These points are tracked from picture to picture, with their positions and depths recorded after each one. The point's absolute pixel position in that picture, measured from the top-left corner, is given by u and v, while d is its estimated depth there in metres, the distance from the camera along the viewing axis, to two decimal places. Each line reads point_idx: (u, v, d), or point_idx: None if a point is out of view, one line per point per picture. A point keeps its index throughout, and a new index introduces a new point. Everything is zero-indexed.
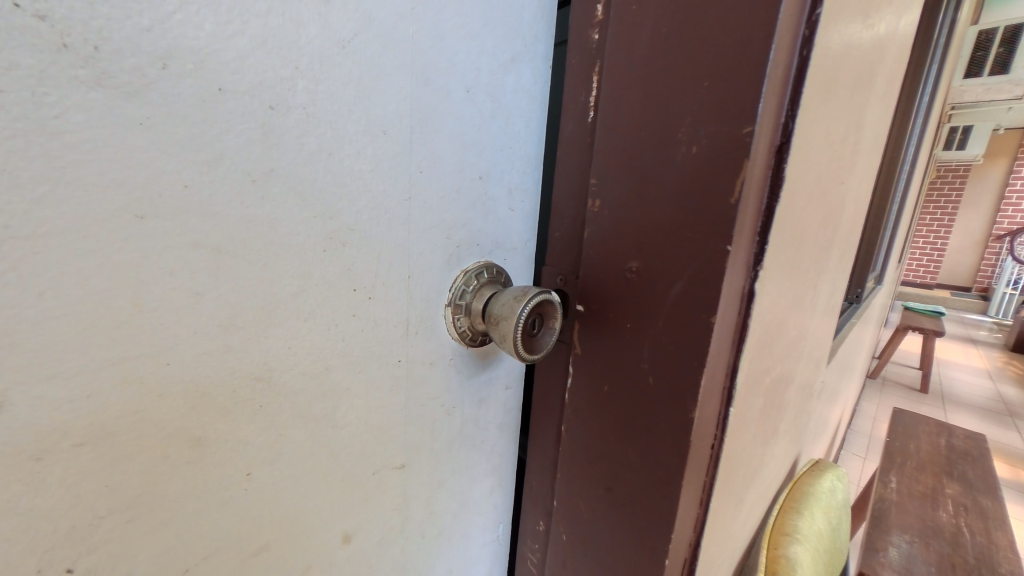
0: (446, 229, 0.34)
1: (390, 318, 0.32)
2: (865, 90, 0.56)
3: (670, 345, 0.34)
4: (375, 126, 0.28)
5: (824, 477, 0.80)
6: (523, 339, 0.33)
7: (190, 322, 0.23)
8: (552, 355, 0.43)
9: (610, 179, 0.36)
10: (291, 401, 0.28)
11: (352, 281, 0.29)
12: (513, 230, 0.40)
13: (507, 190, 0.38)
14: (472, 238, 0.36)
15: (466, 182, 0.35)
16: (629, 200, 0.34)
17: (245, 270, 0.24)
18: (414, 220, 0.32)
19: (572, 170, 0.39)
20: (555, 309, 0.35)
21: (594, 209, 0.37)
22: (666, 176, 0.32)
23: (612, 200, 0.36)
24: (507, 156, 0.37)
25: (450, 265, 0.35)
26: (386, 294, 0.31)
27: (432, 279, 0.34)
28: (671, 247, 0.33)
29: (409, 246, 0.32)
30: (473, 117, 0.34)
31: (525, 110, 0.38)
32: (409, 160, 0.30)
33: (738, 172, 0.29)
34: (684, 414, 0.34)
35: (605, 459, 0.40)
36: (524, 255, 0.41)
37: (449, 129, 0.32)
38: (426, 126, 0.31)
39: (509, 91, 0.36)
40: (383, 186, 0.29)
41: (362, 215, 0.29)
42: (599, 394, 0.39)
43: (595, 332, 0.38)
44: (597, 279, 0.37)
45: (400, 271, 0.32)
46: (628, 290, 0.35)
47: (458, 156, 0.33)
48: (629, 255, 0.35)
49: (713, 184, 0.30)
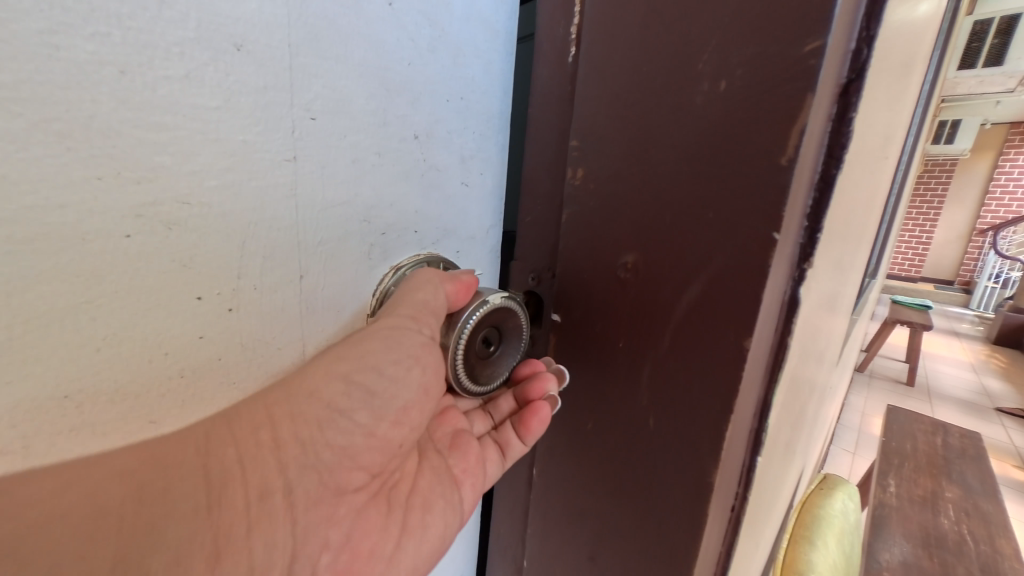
0: (364, 209, 0.25)
1: (278, 330, 0.23)
2: (916, 46, 0.46)
3: (682, 374, 0.23)
4: (224, 37, 0.18)
5: (835, 496, 0.71)
6: (483, 385, 0.28)
7: (121, 411, 0.18)
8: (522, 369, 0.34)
9: (600, 137, 0.25)
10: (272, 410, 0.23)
11: (193, 285, 0.19)
12: (465, 208, 0.31)
13: (460, 159, 0.29)
14: (404, 220, 0.27)
15: (392, 141, 0.25)
16: (624, 163, 0.24)
17: (199, 306, 0.20)
18: (306, 193, 0.22)
19: (545, 131, 0.29)
20: (478, 328, 0.27)
21: (574, 179, 0.27)
22: (674, 124, 0.22)
23: (599, 167, 0.26)
24: (457, 111, 0.28)
25: (375, 261, 0.27)
26: (260, 303, 0.22)
27: (345, 280, 0.25)
28: (681, 232, 0.22)
29: (303, 230, 0.22)
30: (402, 45, 0.24)
31: (480, 53, 0.29)
32: (287, 98, 0.20)
33: (800, 106, 0.18)
34: (698, 475, 0.23)
35: (589, 516, 0.30)
36: (482, 242, 0.33)
37: (358, 62, 0.23)
38: (315, 51, 0.21)
39: (450, 18, 0.26)
40: (246, 137, 0.19)
41: (209, 318, 0.20)
42: (581, 431, 0.29)
43: (571, 345, 0.29)
44: (582, 278, 0.28)
45: (291, 265, 0.22)
46: (625, 292, 0.25)
47: (374, 106, 0.24)
48: (623, 244, 0.25)
49: (752, 132, 0.20)
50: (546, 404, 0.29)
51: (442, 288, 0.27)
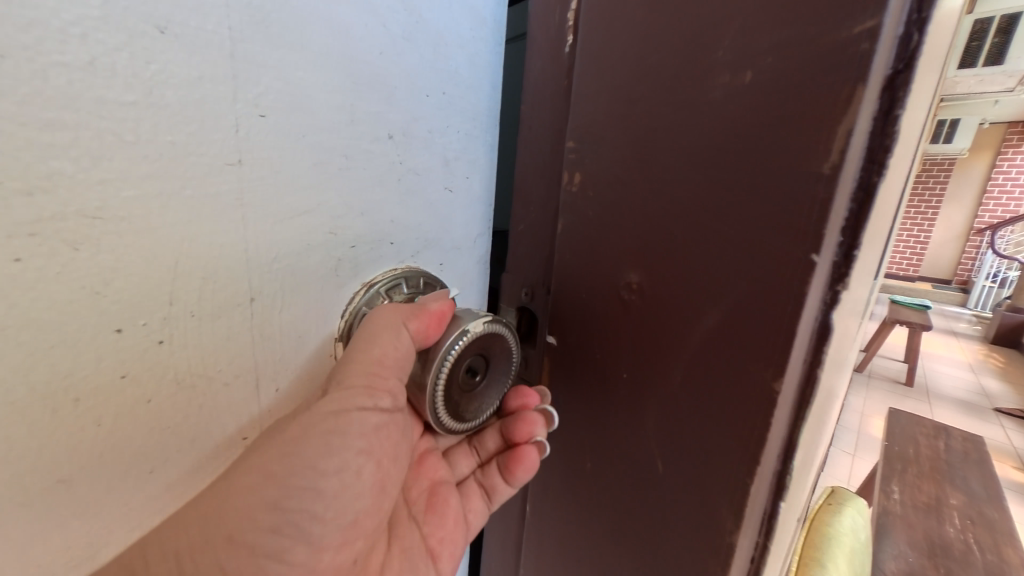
0: (329, 220, 0.23)
1: (226, 359, 0.21)
2: None
3: (696, 415, 0.20)
4: (152, 20, 0.16)
5: (844, 512, 0.68)
6: (472, 420, 0.25)
7: (24, 463, 0.16)
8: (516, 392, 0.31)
9: (600, 136, 0.23)
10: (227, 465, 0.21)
11: (127, 309, 0.18)
12: (442, 216, 0.29)
13: (443, 161, 0.28)
14: (374, 230, 0.26)
15: (363, 141, 0.23)
16: (625, 166, 0.21)
17: (119, 340, 0.18)
18: (255, 204, 0.20)
19: (540, 130, 0.27)
20: (460, 363, 0.24)
21: (569, 185, 0.24)
22: (683, 121, 0.19)
23: (599, 172, 0.23)
24: (435, 109, 0.26)
25: (343, 278, 0.25)
26: (210, 324, 0.20)
27: (307, 299, 0.24)
28: (694, 249, 0.19)
29: (253, 246, 0.21)
30: (371, 33, 0.22)
31: (466, 49, 0.27)
32: (230, 94, 0.18)
33: (846, 101, 0.15)
34: (715, 533, 0.20)
35: (588, 562, 0.27)
36: (462, 249, 0.31)
37: (319, 53, 0.21)
38: (266, 42, 0.19)
39: (427, 11, 0.24)
40: (180, 138, 0.17)
41: (135, 352, 0.18)
42: (579, 467, 0.26)
43: (569, 371, 0.26)
44: (579, 298, 0.25)
45: (240, 287, 0.21)
46: (627, 317, 0.22)
47: (338, 104, 0.22)
48: (625, 260, 0.22)
49: (779, 132, 0.16)
50: (532, 448, 0.27)
51: (405, 328, 0.23)
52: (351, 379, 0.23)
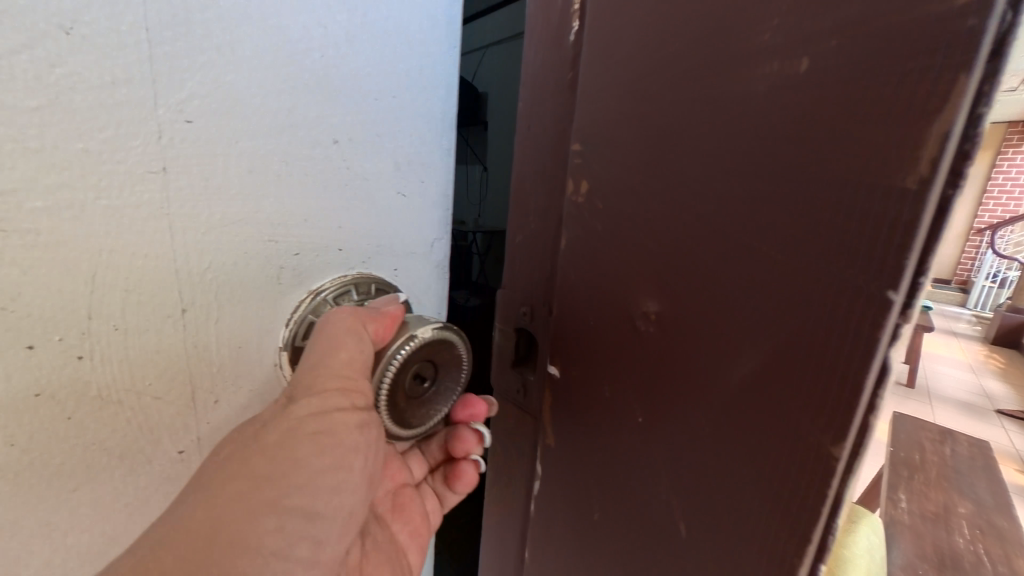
0: (267, 227, 0.23)
1: (155, 371, 0.21)
2: None
3: (726, 473, 0.17)
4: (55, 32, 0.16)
5: (858, 530, 0.66)
6: (418, 424, 0.26)
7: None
8: (513, 421, 0.28)
9: (605, 138, 0.20)
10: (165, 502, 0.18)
11: (45, 319, 0.18)
12: (397, 222, 0.28)
13: (394, 162, 0.27)
14: (321, 237, 0.25)
15: (300, 145, 0.23)
16: (636, 173, 0.19)
17: (32, 358, 0.18)
18: (182, 214, 0.20)
19: (538, 128, 0.24)
20: (406, 369, 0.24)
21: (576, 194, 0.21)
22: (704, 119, 0.16)
23: (610, 179, 0.20)
24: (381, 111, 0.26)
25: (287, 287, 0.25)
26: (135, 333, 0.20)
27: (246, 309, 0.23)
28: (728, 277, 0.16)
29: (181, 256, 0.21)
30: (305, 35, 0.22)
31: (424, 53, 0.27)
32: (148, 107, 0.19)
33: (942, 96, 0.11)
34: None
35: None
36: (424, 256, 0.30)
37: (249, 58, 0.21)
38: (184, 53, 0.19)
39: (366, 19, 0.24)
40: (93, 144, 0.18)
41: (51, 366, 0.19)
42: (585, 518, 0.23)
43: (571, 403, 0.23)
44: (586, 323, 0.21)
45: (168, 298, 0.21)
46: (642, 347, 0.19)
47: (278, 108, 0.22)
48: (642, 285, 0.19)
49: (831, 133, 0.13)
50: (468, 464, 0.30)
51: (364, 332, 0.23)
52: (320, 377, 0.21)
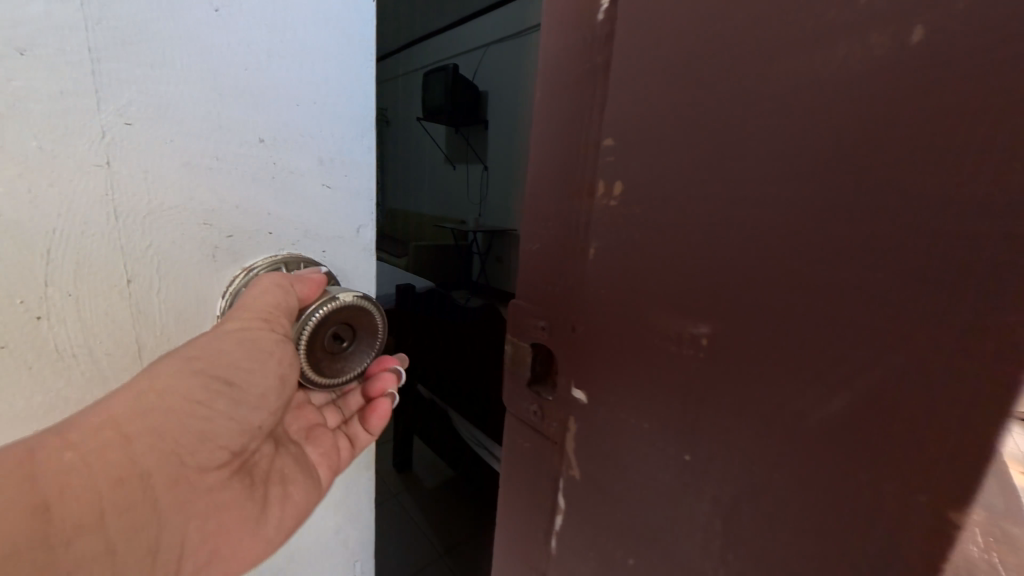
0: (199, 212, 0.21)
1: (105, 347, 0.20)
2: None
3: (779, 488, 0.16)
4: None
5: None
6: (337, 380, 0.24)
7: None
8: (527, 442, 0.26)
9: (634, 136, 0.18)
10: (132, 421, 0.17)
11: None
12: (336, 218, 0.26)
13: (324, 158, 0.24)
14: (253, 223, 0.23)
15: (225, 147, 0.21)
16: (672, 173, 0.17)
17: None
18: (126, 199, 0.19)
19: (558, 123, 0.22)
20: (328, 325, 0.23)
21: (603, 197, 0.20)
22: (749, 117, 0.15)
23: (646, 186, 0.18)
24: (310, 107, 0.23)
25: (220, 264, 0.22)
26: (74, 319, 0.19)
27: (185, 284, 0.22)
28: (794, 293, 0.15)
29: (126, 239, 0.20)
30: (213, 32, 0.20)
31: (363, 53, 0.25)
32: (90, 105, 0.18)
33: None
34: None
35: None
36: (363, 250, 0.27)
37: (186, 65, 0.20)
38: (126, 57, 0.18)
39: (303, 19, 0.22)
40: (39, 140, 0.17)
41: (7, 326, 0.18)
42: (619, 551, 0.21)
43: (593, 419, 0.22)
44: (617, 341, 0.20)
45: (112, 271, 0.20)
46: (682, 363, 0.18)
47: (202, 109, 0.20)
48: (686, 300, 0.17)
49: (913, 127, 0.12)
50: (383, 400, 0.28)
51: (290, 288, 0.22)
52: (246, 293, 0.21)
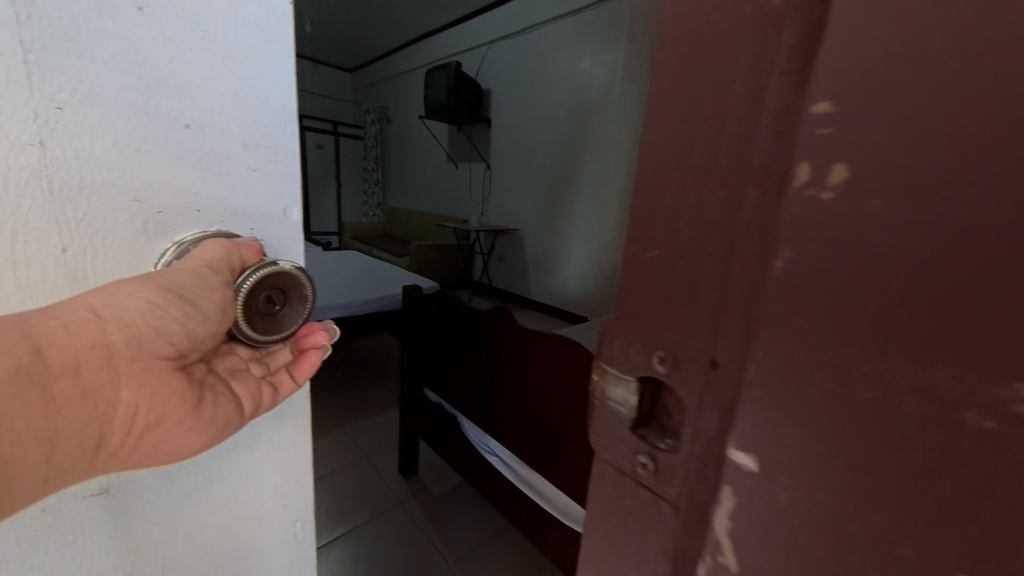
0: (128, 188, 0.22)
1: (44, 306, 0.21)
2: None
3: None
4: None
5: None
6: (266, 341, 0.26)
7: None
8: (629, 498, 0.21)
9: (863, 97, 0.12)
10: (106, 307, 0.20)
11: None
12: (259, 198, 0.27)
13: (249, 145, 0.26)
14: (184, 201, 0.24)
15: (150, 129, 0.22)
16: (953, 150, 0.11)
17: None
18: (62, 176, 0.20)
19: (702, 93, 0.17)
20: (262, 285, 0.25)
21: (802, 187, 0.14)
22: None
23: (886, 170, 0.12)
24: (240, 96, 0.25)
25: (150, 239, 0.24)
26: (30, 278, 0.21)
27: (121, 253, 0.23)
28: None
29: (69, 208, 0.21)
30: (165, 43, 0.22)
31: (287, 54, 0.27)
32: (22, 88, 0.19)
33: None
34: None
35: None
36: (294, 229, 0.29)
37: (113, 52, 0.21)
38: (61, 49, 0.19)
39: (222, 13, 0.23)
40: None
41: None
42: None
43: (767, 502, 0.15)
44: (810, 393, 0.14)
45: (48, 238, 0.21)
46: (978, 451, 0.11)
47: (130, 93, 0.21)
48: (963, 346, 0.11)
49: None
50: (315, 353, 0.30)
51: (238, 250, 0.25)
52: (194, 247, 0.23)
